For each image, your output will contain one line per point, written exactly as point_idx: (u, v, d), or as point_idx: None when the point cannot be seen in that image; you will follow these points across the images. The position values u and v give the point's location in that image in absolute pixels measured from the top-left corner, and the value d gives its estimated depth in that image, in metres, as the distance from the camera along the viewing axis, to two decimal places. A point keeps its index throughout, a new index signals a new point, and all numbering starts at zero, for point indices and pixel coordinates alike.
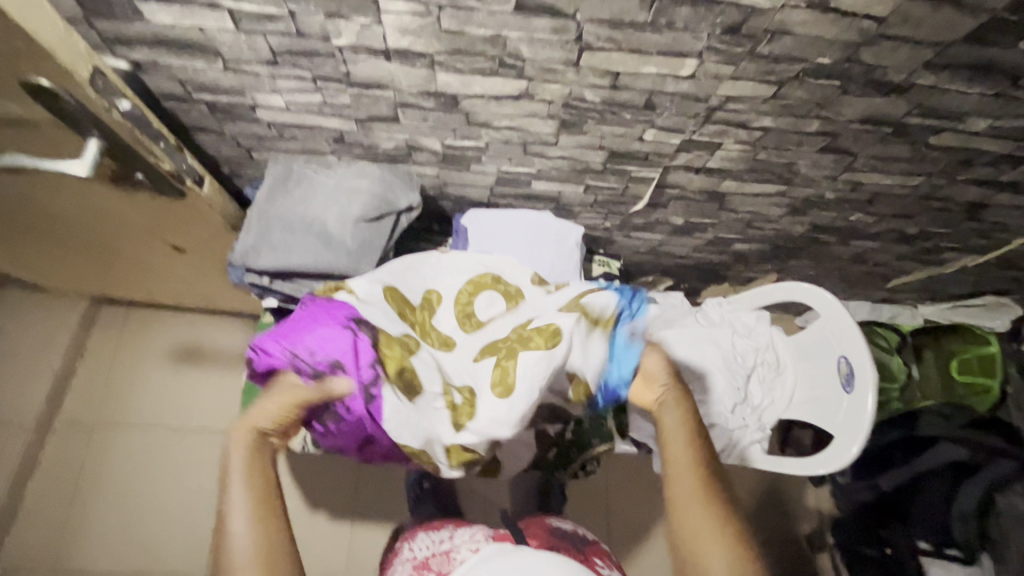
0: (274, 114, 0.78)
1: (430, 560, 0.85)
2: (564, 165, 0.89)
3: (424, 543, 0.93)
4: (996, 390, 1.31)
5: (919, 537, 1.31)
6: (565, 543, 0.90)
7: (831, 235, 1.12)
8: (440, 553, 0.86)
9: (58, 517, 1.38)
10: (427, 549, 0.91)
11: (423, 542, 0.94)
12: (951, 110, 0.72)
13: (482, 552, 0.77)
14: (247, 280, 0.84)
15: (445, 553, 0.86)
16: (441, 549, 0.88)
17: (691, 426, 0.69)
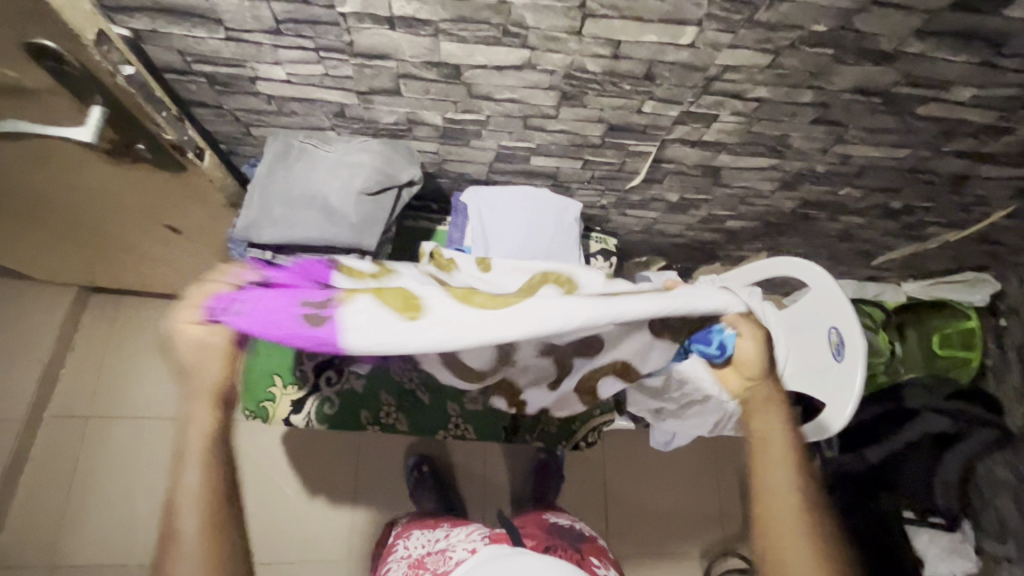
0: (275, 87, 0.78)
1: (425, 559, 0.87)
2: (563, 139, 0.90)
3: (420, 540, 0.95)
4: (975, 361, 1.47)
5: (904, 507, 1.46)
6: (561, 539, 0.93)
7: (820, 210, 1.15)
8: (435, 552, 0.87)
9: (51, 511, 1.37)
10: (424, 547, 0.92)
11: (419, 542, 0.95)
12: (938, 79, 0.74)
13: (479, 553, 0.76)
14: (249, 255, 0.82)
15: (441, 552, 0.87)
16: (437, 548, 0.89)
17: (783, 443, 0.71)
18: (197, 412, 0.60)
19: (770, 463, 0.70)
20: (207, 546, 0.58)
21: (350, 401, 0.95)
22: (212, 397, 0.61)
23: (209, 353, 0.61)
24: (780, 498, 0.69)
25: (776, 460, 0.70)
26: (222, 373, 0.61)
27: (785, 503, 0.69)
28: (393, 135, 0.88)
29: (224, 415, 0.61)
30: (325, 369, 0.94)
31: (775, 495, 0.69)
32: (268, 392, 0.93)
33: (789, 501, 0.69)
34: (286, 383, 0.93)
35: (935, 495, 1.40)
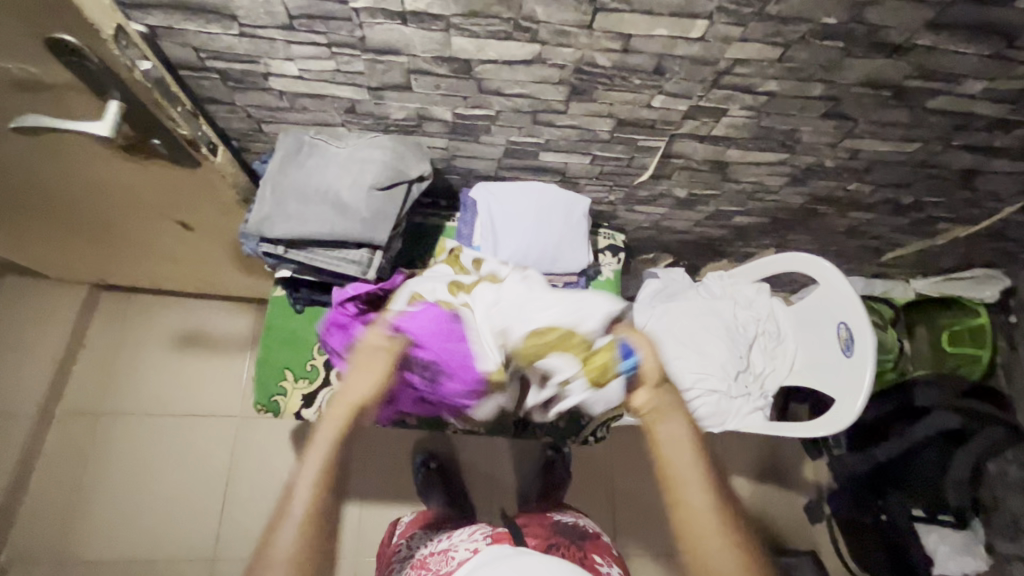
0: (287, 83, 0.79)
1: (427, 560, 0.87)
2: (572, 134, 0.90)
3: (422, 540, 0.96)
4: (986, 359, 1.47)
5: (914, 506, 1.47)
6: (565, 538, 0.93)
7: (829, 206, 1.15)
8: (438, 552, 0.87)
9: (64, 506, 1.39)
10: (428, 546, 0.92)
11: (423, 542, 0.95)
12: (950, 72, 0.74)
13: (480, 555, 0.76)
14: (262, 250, 0.83)
15: (443, 553, 0.87)
16: (439, 547, 0.89)
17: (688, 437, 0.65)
18: (333, 412, 0.67)
19: (676, 456, 0.64)
20: (301, 553, 0.57)
21: None
22: (349, 407, 0.68)
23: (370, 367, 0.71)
24: (691, 488, 0.62)
25: (681, 454, 0.64)
26: (369, 387, 0.70)
27: (696, 493, 0.61)
28: (404, 130, 0.89)
29: (348, 429, 0.67)
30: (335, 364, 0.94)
31: (688, 486, 0.62)
32: (279, 386, 0.94)
33: (697, 490, 0.61)
34: (296, 377, 0.94)
35: (946, 493, 1.43)
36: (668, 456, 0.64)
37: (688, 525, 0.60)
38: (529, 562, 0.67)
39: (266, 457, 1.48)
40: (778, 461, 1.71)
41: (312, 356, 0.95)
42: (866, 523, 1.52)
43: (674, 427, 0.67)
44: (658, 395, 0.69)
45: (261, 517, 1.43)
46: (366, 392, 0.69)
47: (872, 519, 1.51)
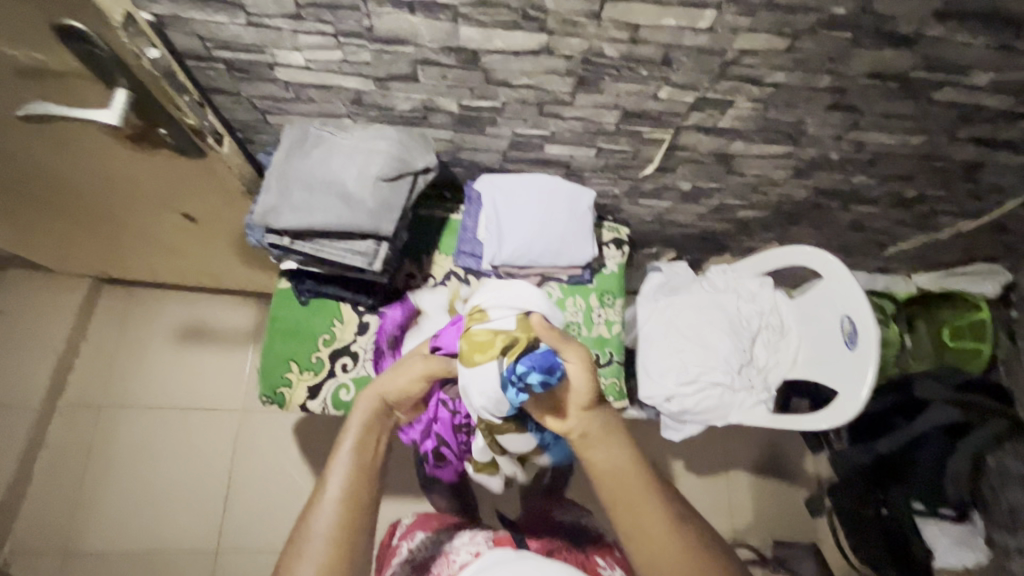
0: (293, 73, 0.79)
1: (429, 562, 0.88)
2: (578, 126, 0.90)
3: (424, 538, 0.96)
4: (987, 353, 1.44)
5: (914, 499, 1.47)
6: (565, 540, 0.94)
7: (832, 199, 1.15)
8: (439, 555, 0.88)
9: (67, 499, 1.39)
10: (427, 546, 0.93)
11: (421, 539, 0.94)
12: (957, 63, 0.74)
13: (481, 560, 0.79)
14: (267, 242, 0.82)
15: (444, 555, 0.88)
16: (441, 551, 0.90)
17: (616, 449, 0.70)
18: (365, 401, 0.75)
19: (618, 483, 0.69)
20: (344, 512, 0.64)
21: (365, 389, 0.94)
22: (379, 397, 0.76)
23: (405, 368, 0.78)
24: (638, 513, 0.67)
25: (620, 480, 0.69)
26: (403, 386, 0.77)
27: (646, 512, 0.68)
28: (409, 122, 0.89)
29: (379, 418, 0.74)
30: (342, 355, 0.95)
31: (633, 512, 0.68)
32: (284, 378, 0.94)
33: (647, 507, 0.68)
34: (302, 369, 0.94)
35: (946, 489, 1.47)
36: (608, 489, 0.69)
37: (644, 548, 0.66)
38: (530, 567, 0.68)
39: (269, 450, 1.48)
40: (778, 455, 1.72)
41: (317, 348, 0.95)
42: (868, 515, 1.52)
43: (604, 448, 0.71)
44: (587, 422, 0.72)
45: (264, 510, 1.44)
46: (404, 383, 0.77)
47: (874, 511, 1.52)
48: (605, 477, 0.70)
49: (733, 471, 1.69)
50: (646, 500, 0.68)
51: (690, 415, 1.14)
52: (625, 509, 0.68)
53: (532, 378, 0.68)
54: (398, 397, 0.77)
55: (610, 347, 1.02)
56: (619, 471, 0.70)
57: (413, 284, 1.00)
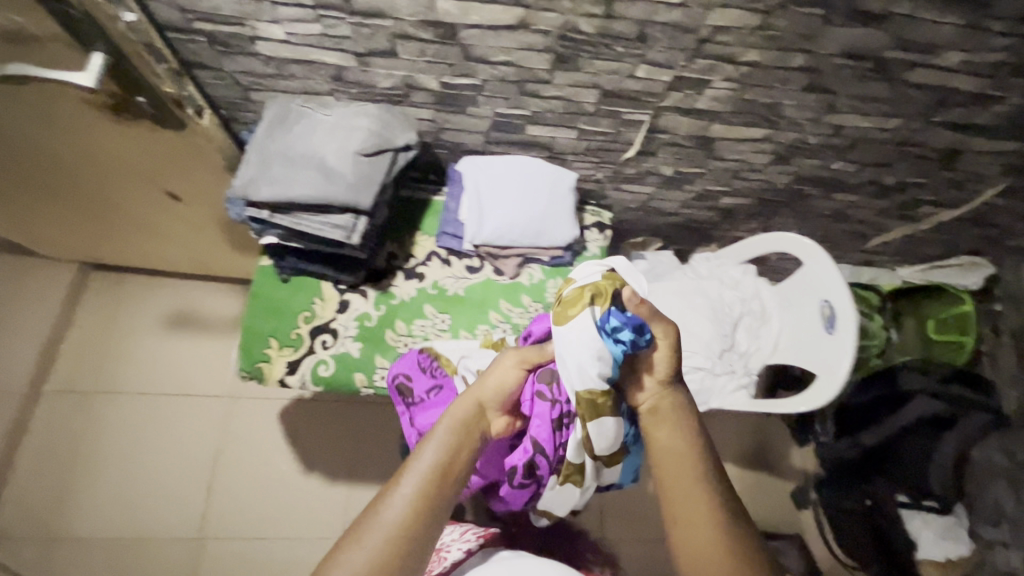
0: (274, 48, 0.80)
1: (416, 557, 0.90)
2: (558, 106, 0.91)
3: None
4: (970, 345, 1.47)
5: (897, 490, 1.48)
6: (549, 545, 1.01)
7: (814, 186, 1.16)
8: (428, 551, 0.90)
9: (50, 482, 1.39)
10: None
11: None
12: (928, 42, 0.75)
13: (476, 558, 0.84)
14: (247, 214, 0.83)
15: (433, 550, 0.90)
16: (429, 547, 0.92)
17: (683, 436, 0.67)
18: (462, 403, 0.71)
19: (673, 466, 0.65)
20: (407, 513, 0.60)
21: (344, 366, 0.95)
22: (476, 399, 0.71)
23: (505, 370, 0.74)
24: (683, 497, 0.64)
25: (678, 461, 0.66)
26: (500, 383, 0.73)
27: (694, 502, 0.63)
28: (391, 100, 0.90)
29: (468, 421, 0.70)
30: (322, 332, 0.95)
31: (679, 494, 0.64)
32: (263, 353, 0.94)
33: (696, 497, 0.63)
34: (281, 345, 0.94)
35: (930, 479, 1.44)
36: (660, 468, 0.66)
37: (682, 527, 0.63)
38: (529, 565, 0.79)
39: (254, 437, 1.48)
40: (764, 448, 1.73)
41: (297, 325, 0.95)
42: (852, 508, 1.54)
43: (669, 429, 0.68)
44: (659, 397, 0.70)
45: (249, 496, 1.43)
46: (508, 382, 0.73)
47: (858, 504, 1.53)
48: (661, 455, 0.67)
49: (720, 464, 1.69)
50: (695, 490, 0.64)
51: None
52: (673, 489, 0.64)
53: (623, 334, 0.66)
54: (494, 401, 0.73)
55: None
56: (677, 451, 0.66)
57: (394, 264, 1.01)
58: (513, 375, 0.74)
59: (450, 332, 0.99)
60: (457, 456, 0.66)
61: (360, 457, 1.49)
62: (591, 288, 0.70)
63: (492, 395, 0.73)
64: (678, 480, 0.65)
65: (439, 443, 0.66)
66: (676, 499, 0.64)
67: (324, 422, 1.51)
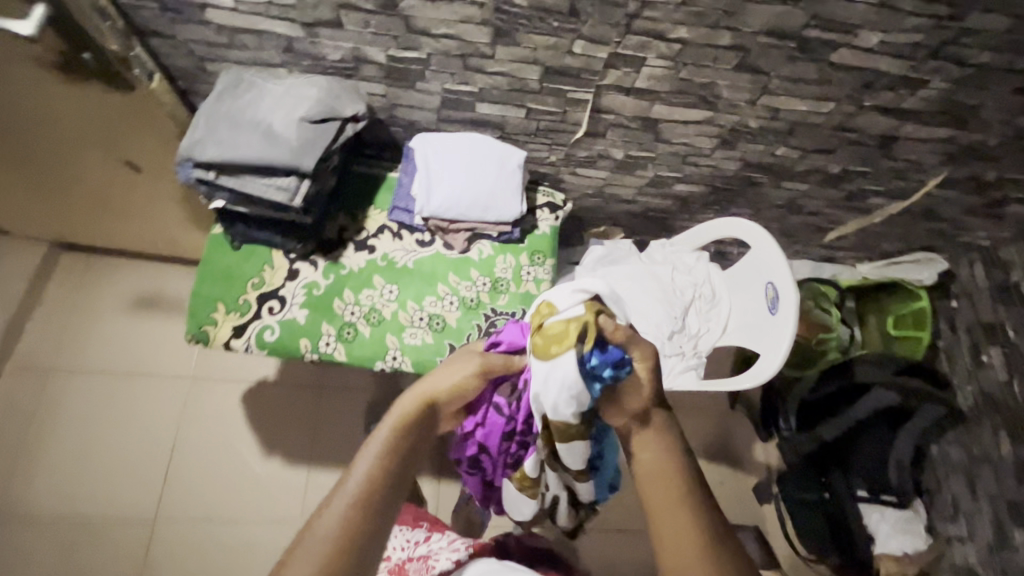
0: (224, 16, 0.83)
1: (406, 565, 0.93)
2: (503, 83, 0.94)
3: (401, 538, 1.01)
4: (926, 340, 1.51)
5: (857, 485, 1.49)
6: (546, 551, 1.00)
7: (763, 174, 1.19)
8: (417, 558, 0.93)
9: (6, 459, 1.39)
10: (403, 550, 0.98)
11: (399, 541, 1.00)
12: (844, 21, 0.79)
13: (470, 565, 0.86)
14: (194, 176, 0.85)
15: (422, 558, 0.93)
16: (418, 554, 0.95)
17: (666, 460, 0.66)
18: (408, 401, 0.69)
19: (659, 489, 0.64)
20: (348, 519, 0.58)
21: (291, 331, 0.97)
22: (424, 397, 0.70)
23: (459, 370, 0.72)
24: (671, 517, 0.63)
25: (663, 487, 0.64)
26: (452, 382, 0.72)
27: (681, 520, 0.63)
28: (341, 74, 0.93)
29: (413, 424, 0.68)
30: (270, 299, 0.97)
31: (665, 518, 0.63)
32: (211, 317, 0.96)
33: (685, 526, 0.62)
34: (228, 309, 0.96)
35: (890, 475, 1.49)
36: (646, 488, 0.66)
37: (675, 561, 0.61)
38: None
39: (214, 418, 1.49)
40: (729, 444, 1.74)
41: (245, 291, 0.97)
42: (808, 500, 1.53)
43: (654, 455, 0.66)
44: (640, 418, 0.68)
45: (208, 478, 1.43)
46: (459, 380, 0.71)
47: (814, 496, 1.52)
48: (645, 482, 0.66)
49: None
50: (683, 516, 0.63)
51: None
52: (660, 514, 0.63)
53: (608, 373, 0.62)
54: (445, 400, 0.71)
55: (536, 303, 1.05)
56: (660, 476, 0.65)
57: (345, 236, 1.03)
58: (465, 374, 0.72)
59: (397, 303, 1.01)
60: (404, 459, 0.65)
61: (320, 441, 1.49)
62: (579, 321, 0.63)
63: (441, 393, 0.71)
64: (666, 509, 0.63)
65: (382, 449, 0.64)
66: (665, 528, 0.63)
67: (285, 406, 1.51)
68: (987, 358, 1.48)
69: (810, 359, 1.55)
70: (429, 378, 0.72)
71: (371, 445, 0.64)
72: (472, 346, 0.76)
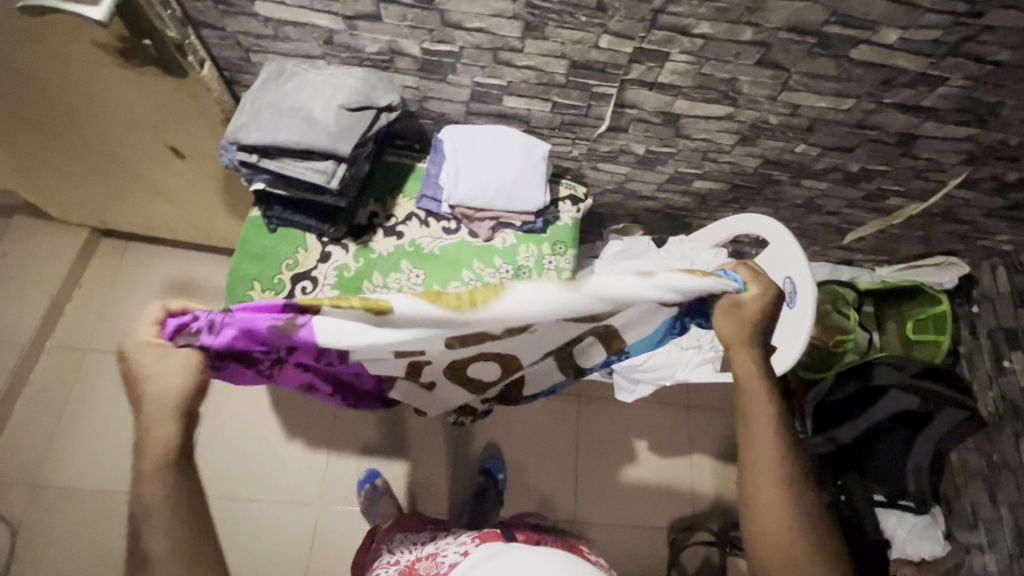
0: (272, 9, 0.88)
1: (416, 565, 0.94)
2: (531, 76, 0.98)
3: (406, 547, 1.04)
4: (945, 344, 1.48)
5: (874, 490, 1.48)
6: (552, 537, 1.04)
7: (782, 172, 1.21)
8: (427, 558, 0.94)
9: (41, 433, 1.45)
10: (411, 553, 1.00)
11: (405, 548, 1.03)
12: (864, 17, 0.81)
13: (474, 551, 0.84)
14: (237, 159, 0.90)
15: (431, 557, 0.94)
16: (426, 553, 0.97)
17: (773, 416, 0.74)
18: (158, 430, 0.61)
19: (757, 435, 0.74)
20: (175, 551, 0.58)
21: None
22: (175, 415, 0.62)
23: (168, 376, 0.63)
24: (764, 455, 0.74)
25: (761, 434, 0.74)
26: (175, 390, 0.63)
27: (768, 463, 0.73)
28: (377, 66, 0.98)
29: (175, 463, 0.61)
30: (302, 280, 1.02)
31: (757, 454, 0.74)
32: (247, 295, 1.02)
33: (773, 465, 0.73)
34: (263, 288, 1.01)
35: (906, 481, 1.46)
36: (749, 430, 0.75)
37: (753, 481, 0.74)
38: (525, 555, 0.71)
39: (239, 401, 1.54)
40: None
41: (280, 271, 1.02)
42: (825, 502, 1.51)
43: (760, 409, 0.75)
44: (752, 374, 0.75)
45: (231, 459, 1.48)
46: (184, 382, 0.63)
47: (832, 497, 1.51)
48: (749, 424, 0.75)
49: (697, 455, 1.62)
50: (774, 459, 0.73)
51: (639, 374, 1.16)
52: (753, 449, 0.75)
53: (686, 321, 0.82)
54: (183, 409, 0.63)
55: None
56: (761, 425, 0.74)
57: (375, 222, 1.08)
58: (183, 373, 0.64)
59: (423, 287, 1.05)
60: (192, 492, 0.61)
61: (340, 428, 1.54)
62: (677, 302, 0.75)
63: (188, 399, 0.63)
64: (759, 447, 0.74)
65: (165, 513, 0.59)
66: (757, 460, 0.74)
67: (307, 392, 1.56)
68: (1009, 363, 1.47)
69: (828, 362, 1.52)
70: (148, 409, 0.61)
71: (152, 517, 0.59)
72: (128, 355, 0.63)
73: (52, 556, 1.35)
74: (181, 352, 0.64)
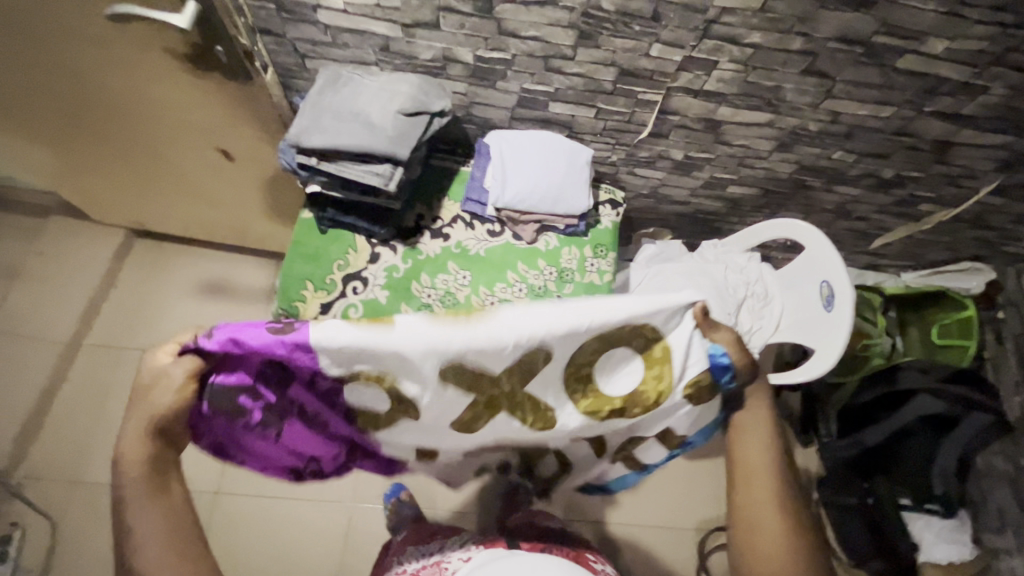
0: (333, 17, 0.91)
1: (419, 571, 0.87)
2: (579, 83, 1.01)
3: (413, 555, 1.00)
4: (972, 349, 1.47)
5: (900, 492, 1.49)
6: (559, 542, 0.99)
7: (816, 177, 1.23)
8: (431, 565, 0.87)
9: (77, 429, 1.47)
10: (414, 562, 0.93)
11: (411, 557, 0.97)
12: (912, 28, 0.84)
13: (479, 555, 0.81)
14: (297, 161, 0.93)
15: (436, 565, 0.87)
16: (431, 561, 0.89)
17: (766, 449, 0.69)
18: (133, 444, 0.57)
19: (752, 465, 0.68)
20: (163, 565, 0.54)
21: (372, 310, 1.03)
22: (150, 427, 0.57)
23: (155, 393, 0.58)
24: (759, 487, 0.67)
25: (757, 462, 0.68)
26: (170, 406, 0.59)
27: (764, 495, 0.66)
28: (430, 72, 1.01)
29: (158, 483, 0.57)
30: (354, 280, 1.04)
31: (753, 487, 0.67)
32: (300, 293, 1.04)
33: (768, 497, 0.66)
34: (316, 288, 1.04)
35: (933, 483, 1.46)
36: (740, 462, 0.70)
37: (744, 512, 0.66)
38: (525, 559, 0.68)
39: None
40: None
41: (331, 271, 1.04)
42: (851, 504, 1.54)
43: (750, 443, 0.70)
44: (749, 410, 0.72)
45: None
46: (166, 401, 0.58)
47: (858, 499, 1.53)
48: (742, 455, 0.70)
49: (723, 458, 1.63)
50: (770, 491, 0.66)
51: None
52: (746, 479, 0.68)
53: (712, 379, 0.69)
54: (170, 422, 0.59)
55: (599, 292, 1.10)
56: (757, 459, 0.69)
57: (421, 224, 1.10)
58: (170, 391, 0.58)
59: (470, 288, 1.07)
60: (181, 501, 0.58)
61: None
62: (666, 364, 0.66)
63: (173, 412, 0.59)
64: (753, 478, 0.67)
65: (155, 534, 0.55)
66: (751, 491, 0.67)
67: None
68: None
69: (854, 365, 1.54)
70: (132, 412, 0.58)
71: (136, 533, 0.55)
72: None
73: (89, 550, 1.37)
74: (172, 366, 0.59)
